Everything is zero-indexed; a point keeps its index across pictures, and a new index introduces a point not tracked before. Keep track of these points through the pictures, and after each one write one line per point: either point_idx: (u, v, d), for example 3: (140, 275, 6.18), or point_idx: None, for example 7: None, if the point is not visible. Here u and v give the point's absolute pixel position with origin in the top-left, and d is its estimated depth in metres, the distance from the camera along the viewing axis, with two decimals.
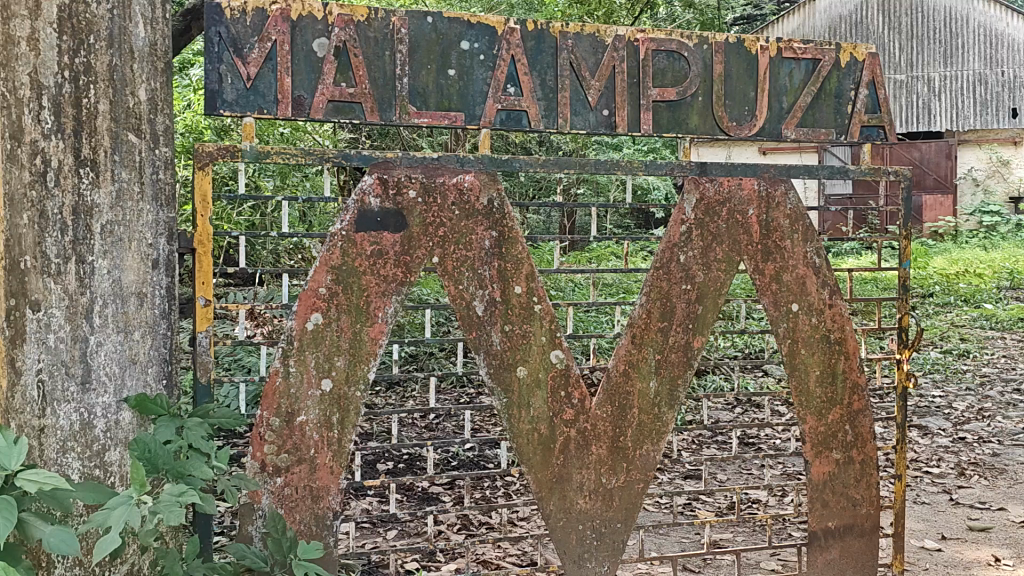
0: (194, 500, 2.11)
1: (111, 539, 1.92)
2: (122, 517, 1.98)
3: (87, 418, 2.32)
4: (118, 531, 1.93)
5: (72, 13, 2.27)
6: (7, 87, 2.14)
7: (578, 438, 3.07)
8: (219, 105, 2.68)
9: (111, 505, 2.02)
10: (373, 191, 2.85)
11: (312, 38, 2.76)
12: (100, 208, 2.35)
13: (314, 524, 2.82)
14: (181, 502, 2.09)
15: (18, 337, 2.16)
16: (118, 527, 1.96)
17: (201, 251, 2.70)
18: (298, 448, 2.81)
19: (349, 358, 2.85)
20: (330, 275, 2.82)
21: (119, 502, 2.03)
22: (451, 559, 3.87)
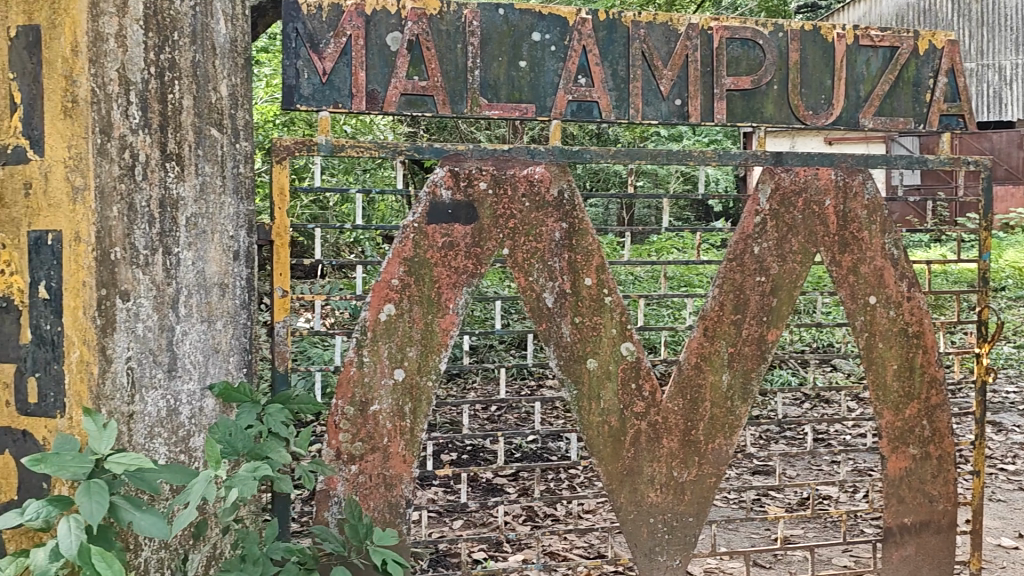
0: (268, 474, 2.16)
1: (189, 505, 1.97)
2: (200, 491, 2.02)
3: (173, 404, 2.40)
4: (195, 505, 1.97)
5: (157, 10, 2.33)
6: (98, 83, 2.20)
7: (649, 431, 3.06)
8: (295, 99, 2.73)
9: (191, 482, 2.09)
10: (445, 184, 2.88)
11: (386, 32, 2.79)
12: (184, 201, 2.43)
13: (388, 512, 2.86)
14: (255, 476, 2.15)
15: (109, 326, 2.24)
16: (196, 501, 2.00)
17: (279, 244, 2.76)
18: (372, 437, 2.85)
19: (421, 349, 2.88)
20: (403, 266, 2.85)
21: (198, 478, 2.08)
22: (518, 550, 3.88)
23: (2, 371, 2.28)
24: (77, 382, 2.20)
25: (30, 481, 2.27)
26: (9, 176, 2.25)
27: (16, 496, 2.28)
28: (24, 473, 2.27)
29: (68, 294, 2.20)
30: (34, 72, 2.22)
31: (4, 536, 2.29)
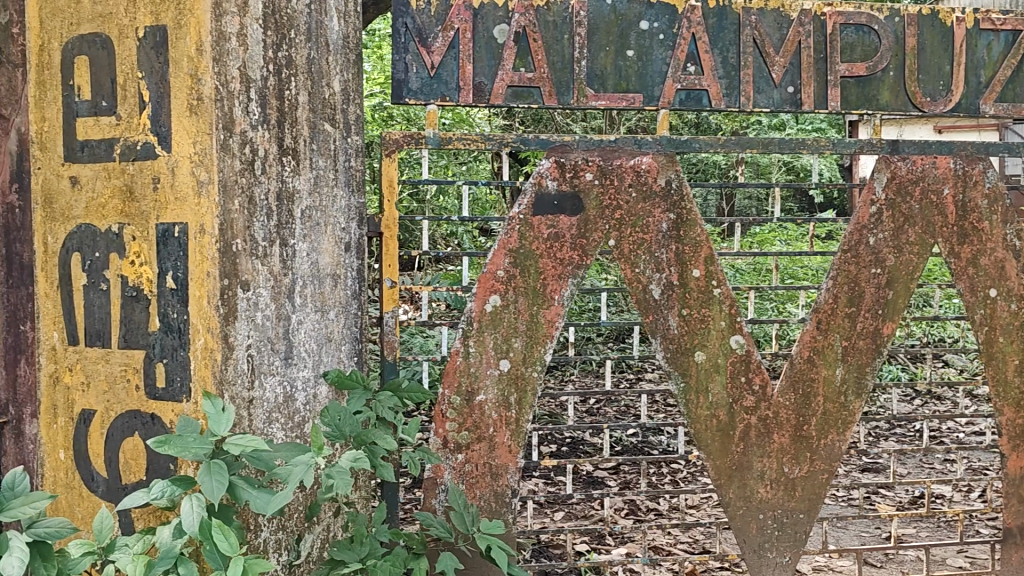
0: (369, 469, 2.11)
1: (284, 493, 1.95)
2: (298, 475, 1.99)
3: (289, 390, 2.48)
4: (289, 489, 1.95)
5: (275, 9, 2.41)
6: (220, 81, 2.29)
7: (759, 425, 3.01)
8: (404, 93, 2.78)
9: (294, 464, 2.06)
10: (551, 174, 2.89)
11: (494, 24, 2.81)
12: (300, 194, 2.51)
13: (494, 501, 2.89)
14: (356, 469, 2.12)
15: (230, 315, 2.34)
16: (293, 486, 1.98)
17: (387, 236, 2.80)
18: (478, 426, 2.88)
19: (526, 340, 2.89)
20: (508, 258, 2.87)
21: (301, 459, 2.06)
22: (622, 543, 3.87)
23: (131, 357, 2.41)
24: (202, 368, 2.32)
25: (158, 462, 2.38)
26: (139, 172, 2.36)
27: (144, 477, 2.40)
28: (152, 454, 2.38)
29: (193, 284, 2.32)
30: (161, 71, 2.32)
31: (133, 515, 2.40)
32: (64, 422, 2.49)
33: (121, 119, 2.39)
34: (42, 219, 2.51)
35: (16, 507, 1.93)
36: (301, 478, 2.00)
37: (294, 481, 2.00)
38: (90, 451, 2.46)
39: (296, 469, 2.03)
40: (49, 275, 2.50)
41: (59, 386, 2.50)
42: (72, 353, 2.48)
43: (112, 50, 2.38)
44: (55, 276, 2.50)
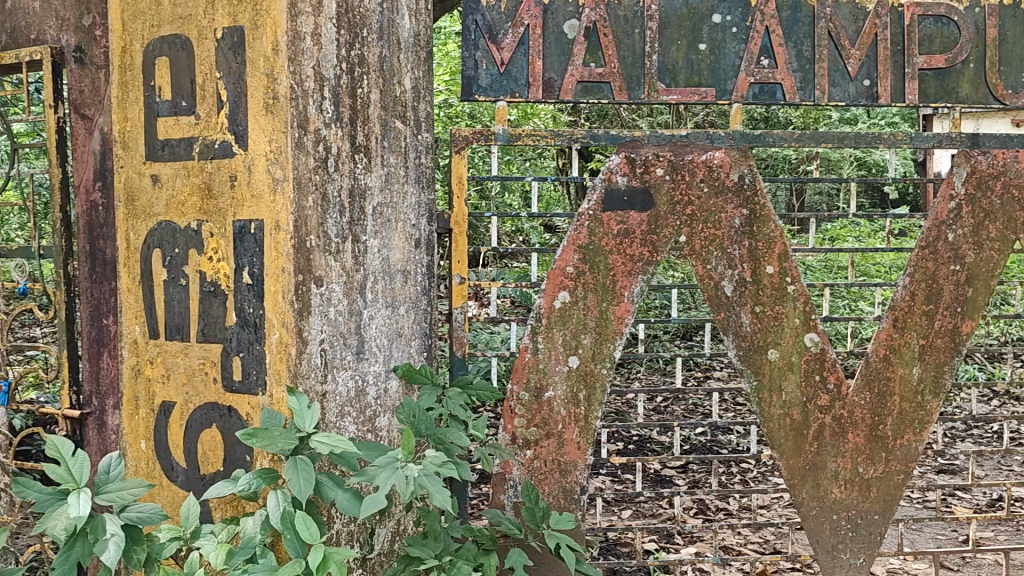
0: (452, 470, 2.17)
1: (378, 500, 2.01)
2: (390, 478, 2.06)
3: (361, 385, 2.52)
4: (384, 492, 2.02)
5: (348, 8, 2.44)
6: (295, 80, 2.33)
7: (833, 425, 2.96)
8: (474, 90, 2.80)
9: (380, 467, 2.12)
10: (621, 170, 2.88)
11: (564, 20, 2.80)
12: (371, 190, 2.54)
13: (562, 497, 2.89)
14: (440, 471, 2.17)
15: (305, 310, 2.38)
16: (385, 488, 2.05)
17: (456, 231, 2.82)
18: (547, 423, 2.88)
19: (595, 337, 2.88)
20: (578, 254, 2.87)
21: (387, 464, 2.12)
22: (691, 542, 3.84)
23: (209, 350, 2.47)
24: (277, 362, 2.37)
25: (234, 453, 2.44)
26: (217, 169, 2.42)
27: (222, 467, 2.45)
28: (229, 446, 2.44)
29: (269, 279, 2.36)
30: (238, 71, 2.38)
31: (211, 505, 2.47)
32: (146, 414, 2.57)
33: (200, 119, 2.45)
34: (124, 216, 2.59)
35: (113, 491, 2.01)
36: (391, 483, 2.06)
37: (385, 483, 2.07)
38: (169, 441, 2.53)
39: (383, 473, 2.09)
40: (132, 271, 2.59)
41: (141, 378, 2.58)
42: (153, 346, 2.55)
43: (191, 50, 2.44)
44: (137, 271, 2.58)
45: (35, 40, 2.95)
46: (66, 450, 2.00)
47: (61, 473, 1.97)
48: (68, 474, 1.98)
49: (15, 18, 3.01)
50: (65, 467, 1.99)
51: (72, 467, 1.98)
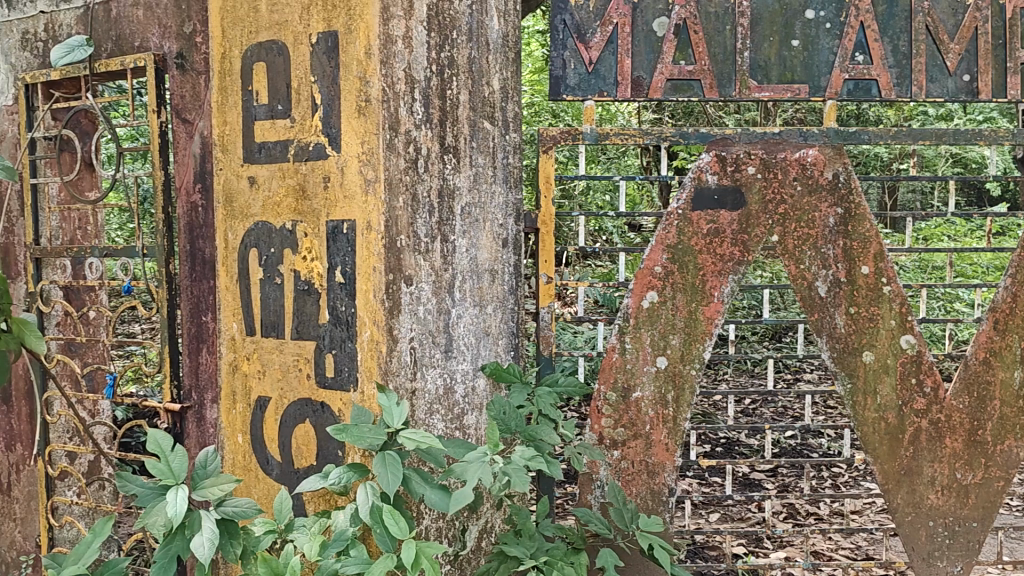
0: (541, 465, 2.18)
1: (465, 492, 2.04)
2: (478, 473, 2.09)
3: (449, 382, 2.55)
4: (470, 488, 2.06)
5: (439, 11, 2.47)
6: (387, 83, 2.37)
7: (930, 429, 2.86)
8: (562, 89, 2.81)
9: (468, 460, 2.15)
10: (711, 168, 2.85)
11: (653, 18, 2.79)
12: (460, 190, 2.57)
13: (650, 499, 2.87)
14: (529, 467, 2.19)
15: (395, 308, 2.42)
16: (473, 483, 2.08)
17: (544, 231, 2.83)
18: (635, 423, 2.87)
19: (684, 337, 2.85)
20: (666, 254, 2.85)
21: (474, 457, 2.15)
22: (781, 547, 3.77)
23: (303, 347, 2.53)
24: (368, 360, 2.41)
25: (327, 448, 2.49)
26: (311, 171, 2.48)
27: (315, 462, 2.51)
28: (321, 441, 2.50)
29: (360, 278, 2.41)
30: (332, 75, 2.43)
31: (305, 498, 2.52)
32: (242, 408, 2.65)
33: (295, 121, 2.51)
34: (223, 216, 2.68)
35: (209, 485, 2.10)
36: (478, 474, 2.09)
37: (472, 479, 2.10)
38: (265, 435, 2.60)
39: (472, 466, 2.13)
40: (230, 269, 2.67)
41: (238, 373, 2.66)
42: (249, 342, 2.63)
43: (287, 55, 2.51)
44: (234, 269, 2.66)
45: (139, 48, 3.08)
46: (166, 445, 2.13)
47: (161, 468, 2.09)
48: (167, 469, 2.10)
49: (119, 26, 3.13)
50: (165, 462, 2.11)
51: (170, 462, 2.10)
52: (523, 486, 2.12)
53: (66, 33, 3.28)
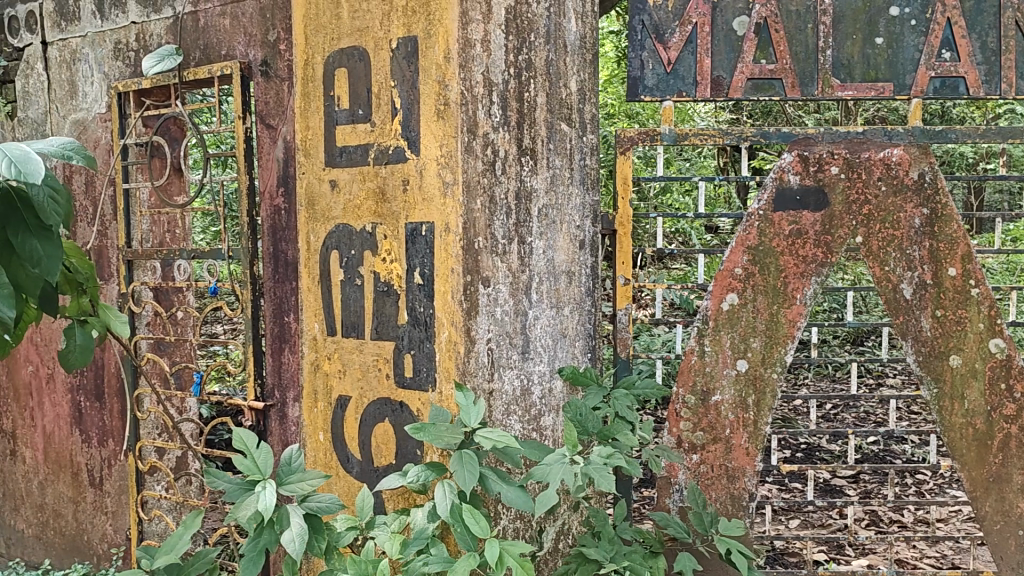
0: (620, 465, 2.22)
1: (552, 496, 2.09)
2: (561, 476, 2.13)
3: (527, 384, 2.57)
4: (554, 490, 2.11)
5: (517, 14, 2.49)
6: (466, 86, 2.40)
7: (1020, 435, 2.75)
8: (640, 90, 2.80)
9: (548, 462, 2.19)
10: (793, 169, 2.80)
11: (733, 17, 2.76)
12: (538, 192, 2.58)
13: (730, 503, 2.83)
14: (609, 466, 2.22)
15: (472, 309, 2.44)
16: (557, 486, 2.13)
17: (621, 233, 2.80)
18: (714, 427, 2.84)
19: (765, 340, 2.82)
20: (747, 255, 2.81)
21: (555, 458, 2.20)
22: (863, 554, 3.68)
23: (382, 347, 2.57)
24: (447, 360, 2.45)
25: (406, 447, 2.53)
26: (390, 175, 2.52)
27: (394, 460, 2.55)
28: (401, 440, 2.53)
29: (439, 279, 2.44)
30: (412, 79, 2.47)
31: (384, 496, 2.56)
32: (323, 407, 2.71)
33: (376, 126, 2.55)
34: (306, 219, 2.74)
35: (293, 481, 2.16)
36: (561, 475, 2.14)
37: (554, 479, 2.15)
38: (346, 433, 2.65)
39: (552, 467, 2.17)
40: (312, 271, 2.73)
41: (320, 372, 2.72)
42: (331, 342, 2.69)
43: (369, 61, 2.55)
44: (316, 270, 2.72)
45: (226, 56, 3.17)
46: (251, 442, 2.18)
47: (247, 464, 2.16)
48: (254, 465, 2.16)
49: (207, 35, 3.22)
50: (250, 458, 2.17)
51: (257, 458, 2.16)
52: (607, 487, 2.13)
53: (156, 43, 3.39)
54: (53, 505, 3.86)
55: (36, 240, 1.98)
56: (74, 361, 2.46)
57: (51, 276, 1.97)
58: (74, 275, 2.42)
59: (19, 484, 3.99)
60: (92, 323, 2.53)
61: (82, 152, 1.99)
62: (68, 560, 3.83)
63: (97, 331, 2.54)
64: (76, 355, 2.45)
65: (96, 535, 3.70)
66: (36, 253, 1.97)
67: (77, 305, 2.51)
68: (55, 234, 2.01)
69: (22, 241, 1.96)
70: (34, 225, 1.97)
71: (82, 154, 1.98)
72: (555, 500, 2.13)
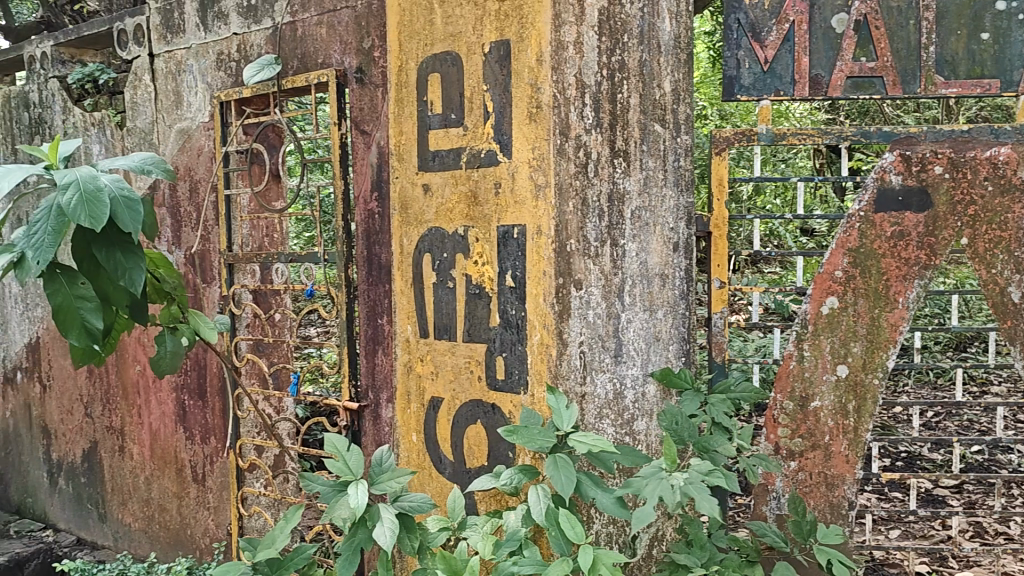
0: (719, 481, 2.18)
1: (647, 511, 2.07)
2: (656, 490, 2.13)
3: (619, 388, 2.55)
4: (651, 507, 2.07)
5: (610, 15, 2.48)
6: (557, 88, 2.40)
7: None
8: (736, 89, 2.76)
9: (645, 475, 2.20)
10: (895, 168, 2.71)
11: (832, 14, 2.69)
12: (630, 194, 2.55)
13: (830, 512, 2.76)
14: (708, 480, 2.19)
15: (565, 312, 2.44)
16: (652, 500, 2.12)
17: (717, 235, 2.75)
18: (813, 434, 2.77)
19: (866, 345, 2.73)
20: (847, 257, 2.73)
21: (652, 471, 2.20)
22: (967, 567, 3.54)
23: (474, 350, 2.58)
24: (539, 362, 2.45)
25: (498, 449, 2.53)
26: (483, 178, 2.54)
27: (486, 462, 2.56)
28: (493, 442, 2.54)
29: (530, 282, 2.45)
30: (504, 83, 2.48)
31: (476, 497, 2.57)
32: (417, 408, 2.74)
33: (468, 129, 2.57)
34: (399, 223, 2.77)
35: (384, 480, 2.21)
36: (658, 490, 2.13)
37: (651, 494, 2.14)
38: (438, 435, 2.67)
39: (648, 480, 2.18)
40: (405, 274, 2.76)
41: (413, 374, 2.75)
42: (423, 345, 2.71)
43: (461, 65, 2.57)
44: (409, 274, 2.75)
45: (323, 64, 3.24)
46: (342, 446, 2.25)
47: (339, 466, 2.22)
48: (346, 466, 2.22)
49: (305, 44, 3.30)
50: (342, 460, 2.23)
51: (348, 461, 2.22)
52: (705, 507, 2.09)
53: (257, 53, 3.48)
54: (158, 500, 4.00)
55: (120, 253, 2.20)
56: (167, 364, 2.72)
57: (135, 286, 2.19)
58: (161, 284, 2.65)
59: (127, 479, 4.15)
60: (182, 331, 2.74)
61: (160, 166, 2.36)
62: (172, 553, 3.96)
63: (187, 338, 2.75)
64: (167, 360, 2.73)
65: (198, 529, 3.82)
66: (118, 267, 2.19)
67: (168, 312, 2.73)
68: (137, 247, 2.23)
69: (107, 254, 2.19)
70: (116, 239, 2.20)
71: (162, 167, 2.36)
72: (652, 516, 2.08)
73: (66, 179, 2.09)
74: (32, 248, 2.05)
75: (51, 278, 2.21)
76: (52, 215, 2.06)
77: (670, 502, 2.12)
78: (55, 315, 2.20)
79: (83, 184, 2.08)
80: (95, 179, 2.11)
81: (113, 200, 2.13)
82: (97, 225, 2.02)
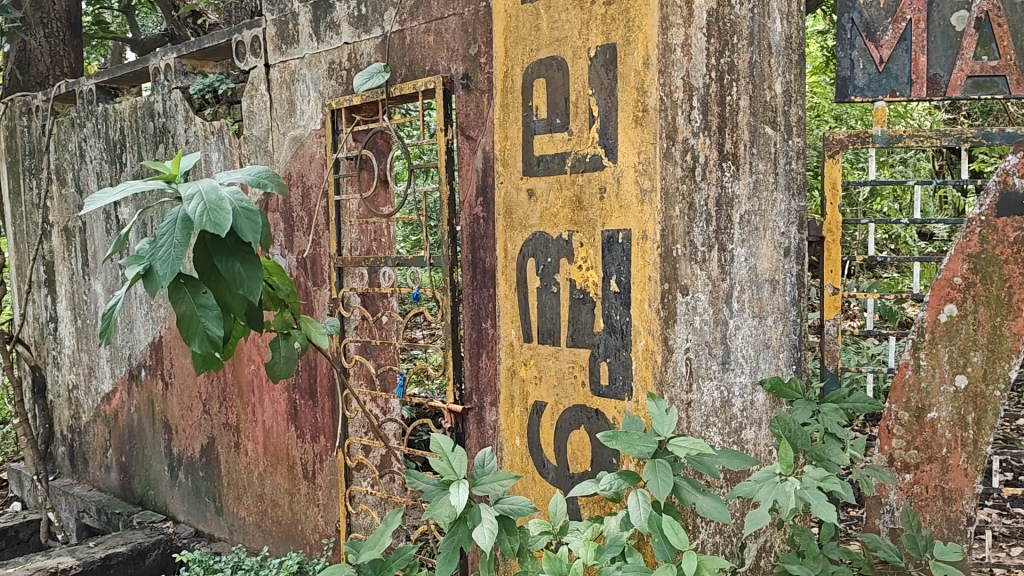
0: (837, 488, 2.16)
1: (761, 516, 2.09)
2: (770, 494, 2.12)
3: (727, 395, 2.52)
4: (765, 511, 2.08)
5: (719, 17, 2.45)
6: (665, 92, 2.38)
7: None
8: (850, 91, 2.68)
9: (757, 480, 2.19)
10: (1019, 171, 2.59)
11: (952, 11, 2.59)
12: (739, 198, 2.52)
13: (947, 527, 2.66)
14: (823, 487, 2.17)
15: (671, 317, 2.42)
16: (766, 503, 2.12)
17: (829, 239, 2.68)
18: (930, 446, 2.67)
19: (987, 354, 2.62)
20: (967, 264, 2.62)
21: (762, 475, 2.19)
22: None
23: (578, 355, 2.59)
24: (643, 369, 2.43)
25: (602, 455, 2.53)
26: (588, 182, 2.54)
27: (590, 468, 2.55)
28: (596, 447, 2.54)
29: (635, 287, 2.43)
30: (610, 86, 2.48)
31: (580, 503, 2.57)
32: (521, 412, 2.75)
33: (574, 134, 2.57)
34: (504, 227, 2.79)
35: (487, 482, 2.23)
36: (769, 492, 2.13)
37: (765, 498, 2.13)
38: (542, 439, 2.68)
39: (759, 482, 2.18)
40: (509, 278, 2.78)
41: (517, 378, 2.77)
42: (527, 349, 2.73)
43: (567, 70, 2.58)
44: (514, 278, 2.77)
45: (430, 71, 3.30)
46: (447, 446, 2.29)
47: (444, 466, 2.26)
48: (449, 466, 2.26)
49: (413, 52, 3.37)
50: (447, 460, 2.28)
51: (452, 461, 2.26)
52: (823, 512, 2.10)
53: (367, 61, 3.56)
54: (270, 495, 4.13)
55: (239, 263, 2.28)
56: (282, 368, 2.80)
57: (253, 294, 2.27)
58: (275, 291, 2.75)
59: (242, 474, 4.30)
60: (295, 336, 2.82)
61: (274, 180, 2.43)
62: (284, 548, 4.08)
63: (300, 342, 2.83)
64: (282, 365, 2.81)
65: (308, 525, 3.93)
66: (238, 276, 2.28)
67: (281, 319, 2.80)
68: (254, 255, 2.30)
69: (227, 263, 2.28)
70: (235, 248, 2.28)
71: (276, 182, 2.42)
72: (766, 519, 2.10)
73: (190, 190, 2.19)
74: (160, 256, 2.12)
75: (176, 290, 2.26)
76: (178, 225, 2.15)
77: (784, 505, 2.12)
78: (179, 323, 2.28)
79: (205, 194, 2.17)
80: (216, 190, 2.20)
81: (233, 210, 2.21)
82: (221, 231, 2.11)
